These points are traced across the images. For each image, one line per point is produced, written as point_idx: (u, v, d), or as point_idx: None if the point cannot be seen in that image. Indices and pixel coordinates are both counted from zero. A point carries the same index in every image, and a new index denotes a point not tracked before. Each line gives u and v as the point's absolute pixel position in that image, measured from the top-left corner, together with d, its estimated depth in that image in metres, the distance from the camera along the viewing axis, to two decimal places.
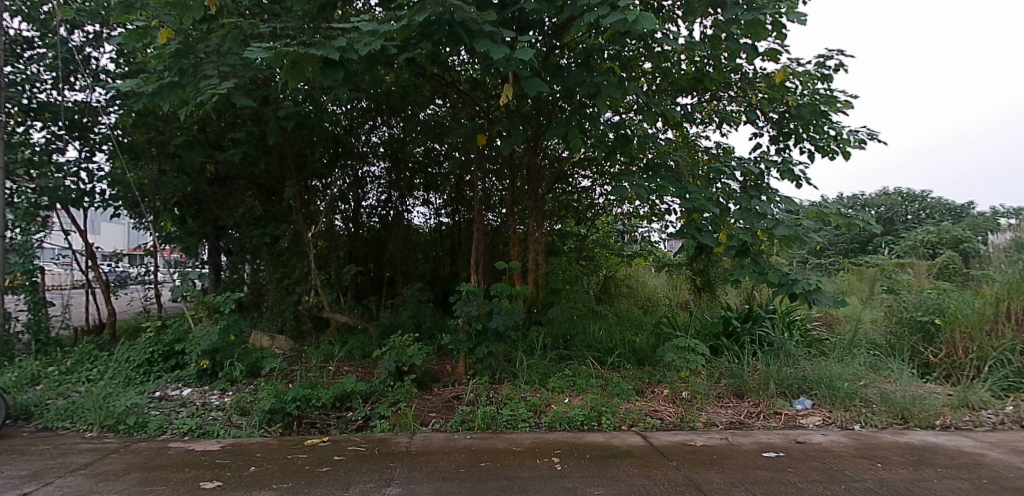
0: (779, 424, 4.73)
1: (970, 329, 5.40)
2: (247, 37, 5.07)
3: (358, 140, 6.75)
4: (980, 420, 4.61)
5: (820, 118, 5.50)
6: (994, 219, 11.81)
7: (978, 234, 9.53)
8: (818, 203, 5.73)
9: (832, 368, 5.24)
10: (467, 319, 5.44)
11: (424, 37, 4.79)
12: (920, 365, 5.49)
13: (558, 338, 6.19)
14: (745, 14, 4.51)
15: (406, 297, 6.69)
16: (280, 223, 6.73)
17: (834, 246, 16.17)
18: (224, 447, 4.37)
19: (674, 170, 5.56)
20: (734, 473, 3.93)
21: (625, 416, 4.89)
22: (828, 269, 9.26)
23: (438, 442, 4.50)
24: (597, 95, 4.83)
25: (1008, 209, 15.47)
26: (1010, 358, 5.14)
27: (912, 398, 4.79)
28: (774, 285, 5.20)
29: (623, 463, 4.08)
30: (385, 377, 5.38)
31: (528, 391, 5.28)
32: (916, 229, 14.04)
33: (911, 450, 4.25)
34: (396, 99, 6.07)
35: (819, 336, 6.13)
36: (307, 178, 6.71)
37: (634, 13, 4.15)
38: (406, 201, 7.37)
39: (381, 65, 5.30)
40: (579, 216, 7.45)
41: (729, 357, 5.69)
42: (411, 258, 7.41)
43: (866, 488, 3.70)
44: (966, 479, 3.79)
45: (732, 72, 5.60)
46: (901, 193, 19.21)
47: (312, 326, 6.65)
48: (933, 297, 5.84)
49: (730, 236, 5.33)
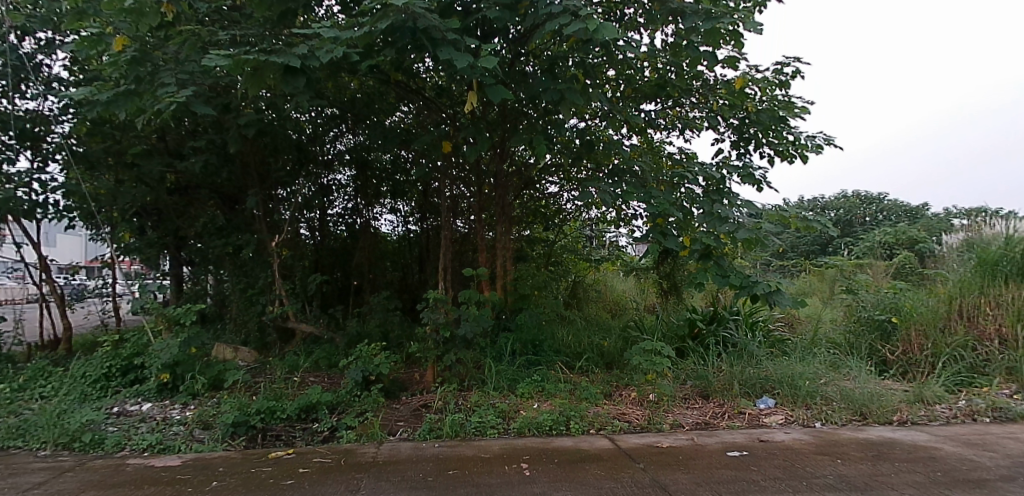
0: (743, 423, 4.80)
1: (924, 327, 5.56)
2: (207, 45, 5.02)
3: (323, 147, 6.60)
4: (935, 414, 4.76)
5: (779, 124, 5.64)
6: (944, 220, 12.23)
7: (931, 236, 9.83)
8: (779, 206, 5.84)
9: (794, 368, 5.35)
10: (435, 327, 5.45)
11: (388, 45, 4.81)
12: (878, 362, 5.62)
13: (527, 344, 6.11)
14: (704, 23, 4.62)
15: (374, 306, 6.64)
16: (243, 233, 6.61)
17: (795, 248, 16.68)
18: (186, 462, 4.26)
19: (639, 176, 5.60)
20: (700, 474, 3.97)
21: (594, 419, 4.92)
22: (790, 271, 9.47)
23: (406, 451, 4.46)
24: (561, 102, 4.94)
25: (960, 211, 16.04)
26: (962, 353, 5.32)
27: (870, 394, 4.92)
28: (736, 288, 5.30)
29: (592, 467, 4.10)
30: (352, 387, 5.32)
31: (497, 398, 5.26)
32: (873, 231, 14.42)
33: (870, 446, 4.35)
34: (360, 106, 6.04)
35: (782, 336, 6.23)
36: (271, 187, 6.61)
37: (595, 22, 4.26)
38: (373, 209, 7.35)
39: (345, 72, 5.29)
40: (547, 222, 7.44)
41: (694, 359, 5.76)
42: (379, 266, 7.38)
43: (827, 484, 3.77)
44: (921, 472, 3.90)
45: (693, 79, 5.67)
46: (860, 196, 19.82)
47: (277, 337, 6.53)
48: (890, 295, 6.00)
49: (694, 239, 5.42)
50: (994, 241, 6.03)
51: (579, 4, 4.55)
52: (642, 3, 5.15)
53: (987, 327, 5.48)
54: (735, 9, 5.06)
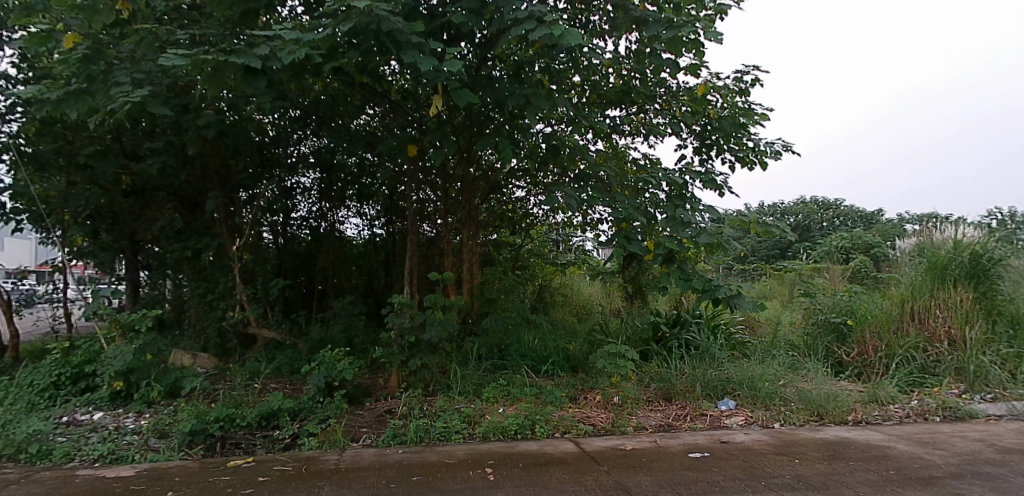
0: (705, 425, 4.88)
1: (878, 329, 5.73)
2: (164, 44, 4.90)
3: (286, 150, 6.50)
4: (889, 414, 4.90)
5: (740, 131, 5.77)
6: (896, 226, 12.69)
7: (885, 241, 10.17)
8: (740, 211, 5.93)
9: (754, 369, 5.46)
10: (400, 332, 5.40)
11: (351, 47, 4.78)
12: (834, 363, 5.77)
13: (493, 348, 6.10)
14: (666, 31, 4.71)
15: (338, 311, 6.55)
16: (202, 237, 6.45)
17: (756, 252, 17.22)
18: (139, 472, 4.13)
19: (604, 181, 5.65)
20: (661, 475, 4.01)
21: (558, 423, 4.93)
22: (751, 275, 9.68)
23: (369, 458, 4.40)
24: (526, 106, 4.95)
25: (912, 217, 16.64)
26: (914, 355, 5.49)
27: (826, 395, 5.04)
28: (698, 291, 5.37)
29: (556, 471, 4.10)
30: (314, 393, 5.24)
31: (462, 403, 5.24)
32: (829, 236, 14.85)
33: (826, 445, 4.46)
34: (325, 108, 5.96)
35: (742, 339, 6.32)
36: (232, 189, 6.47)
37: (560, 28, 4.30)
38: (338, 212, 7.25)
39: (308, 73, 5.23)
40: (514, 226, 7.35)
41: (658, 362, 5.82)
42: (344, 271, 7.28)
43: (784, 484, 3.84)
44: (875, 471, 4.01)
45: (657, 86, 5.73)
46: (819, 202, 20.47)
47: (238, 343, 6.39)
48: (845, 298, 6.16)
49: (657, 244, 5.55)
50: (943, 246, 6.14)
51: (544, 10, 4.58)
52: (607, 10, 5.20)
53: (936, 328, 5.64)
54: (697, 18, 5.17)
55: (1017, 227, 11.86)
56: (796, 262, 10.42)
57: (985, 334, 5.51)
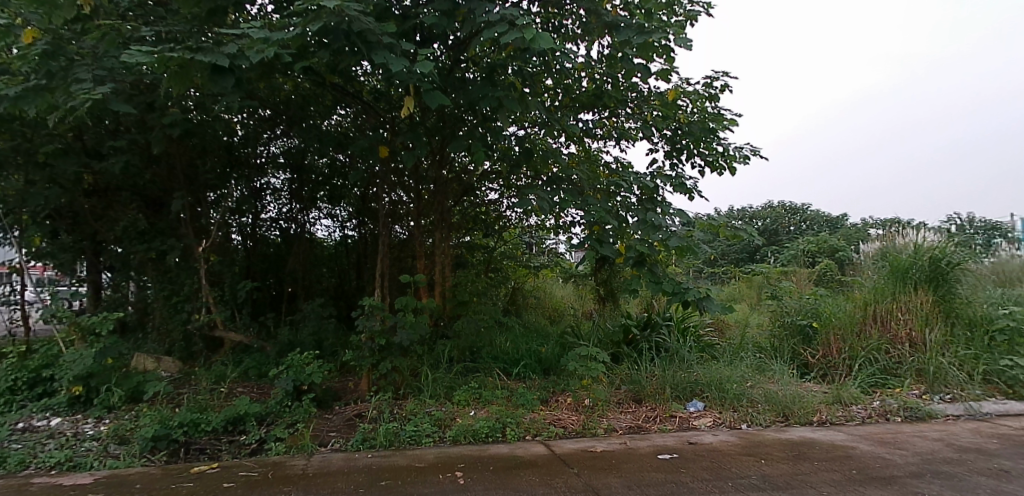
0: (674, 426, 4.93)
1: (842, 331, 5.85)
2: (128, 40, 4.79)
3: (255, 150, 6.41)
4: (852, 414, 5.00)
5: (709, 136, 5.88)
6: (859, 230, 13.03)
7: (849, 244, 10.42)
8: (710, 215, 6.01)
9: (722, 371, 5.53)
10: (370, 335, 5.35)
11: (322, 47, 4.72)
12: (800, 365, 5.87)
13: (464, 351, 6.06)
14: (636, 37, 4.75)
15: (308, 313, 6.46)
16: (167, 238, 6.31)
17: (725, 255, 17.60)
18: (98, 479, 4.02)
19: (576, 184, 5.68)
20: (631, 477, 4.03)
21: (529, 426, 4.93)
22: (720, 278, 9.83)
23: (337, 463, 4.35)
24: (498, 108, 4.94)
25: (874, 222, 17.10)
26: (876, 356, 5.62)
27: (792, 396, 5.13)
28: (668, 294, 5.42)
29: (527, 474, 4.09)
30: (282, 397, 5.15)
31: (433, 406, 5.21)
32: (795, 240, 15.17)
33: (791, 446, 4.53)
34: (295, 108, 5.88)
35: (711, 340, 6.40)
36: (199, 190, 6.34)
37: (531, 32, 4.32)
38: (309, 214, 7.18)
39: (278, 72, 5.16)
40: (487, 229, 7.33)
41: (629, 364, 5.86)
42: (314, 273, 7.19)
43: (750, 484, 3.90)
44: (838, 471, 4.09)
45: (628, 90, 5.77)
46: (787, 206, 20.96)
47: (204, 346, 6.27)
48: (811, 301, 6.29)
49: (628, 247, 5.55)
50: (905, 249, 6.30)
51: (515, 13, 4.59)
52: (579, 14, 5.23)
53: (898, 330, 5.77)
54: (667, 23, 5.24)
55: (973, 230, 12.30)
56: (764, 264, 10.61)
57: (944, 336, 5.66)
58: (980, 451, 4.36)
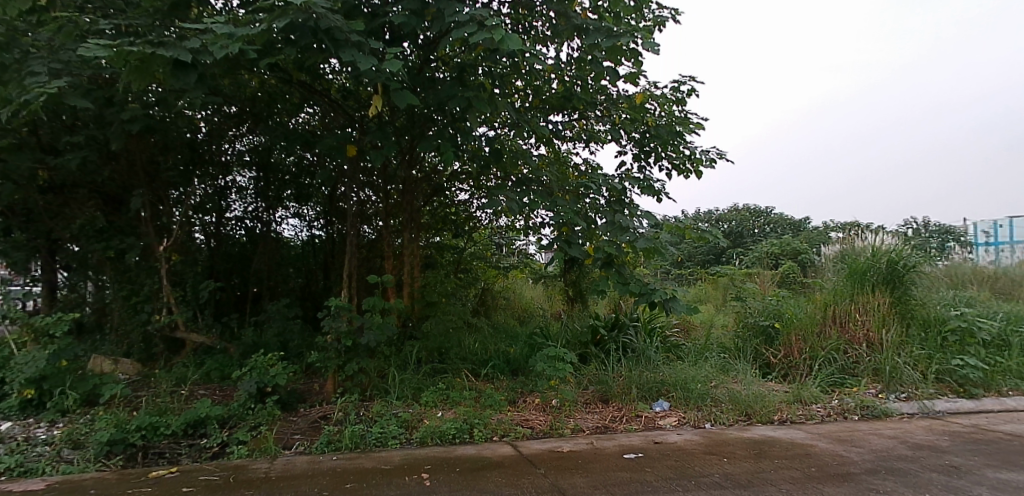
0: (640, 426, 4.98)
1: (803, 332, 5.98)
2: (86, 33, 4.66)
3: (220, 147, 6.29)
4: (811, 413, 5.12)
5: (677, 139, 6.00)
6: (819, 233, 13.36)
7: (811, 247, 10.68)
8: (676, 217, 6.10)
9: (687, 372, 5.61)
10: (336, 335, 5.29)
11: (288, 43, 4.66)
12: (763, 365, 5.99)
13: (432, 352, 6.03)
14: (605, 40, 4.80)
15: (273, 314, 6.35)
16: (127, 237, 6.15)
17: (691, 257, 17.99)
18: (49, 485, 3.89)
19: (546, 186, 5.71)
20: (596, 477, 4.06)
21: (497, 426, 4.93)
22: (686, 280, 9.98)
23: (301, 465, 4.29)
24: (468, 108, 4.93)
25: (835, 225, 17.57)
26: (835, 356, 5.75)
27: (754, 395, 5.22)
28: (635, 295, 5.48)
29: (493, 475, 4.09)
30: (245, 399, 5.05)
31: (400, 407, 5.17)
32: (759, 242, 15.48)
33: (753, 444, 4.62)
34: (261, 105, 5.80)
35: (677, 341, 6.48)
36: (160, 188, 6.20)
37: (500, 33, 4.31)
38: (275, 213, 7.06)
39: (243, 69, 5.07)
40: (457, 229, 7.32)
41: (596, 365, 5.90)
42: (281, 273, 7.08)
43: (713, 483, 3.96)
44: (798, 468, 4.18)
45: (598, 93, 5.80)
46: (752, 209, 21.46)
47: (164, 348, 6.12)
48: (773, 302, 6.42)
49: (597, 248, 5.58)
50: (863, 252, 6.46)
51: (485, 13, 4.58)
52: (548, 16, 5.26)
53: (857, 331, 5.92)
54: (636, 27, 5.30)
55: (926, 234, 12.76)
56: (729, 267, 10.83)
57: (900, 336, 5.83)
58: (933, 448, 4.51)
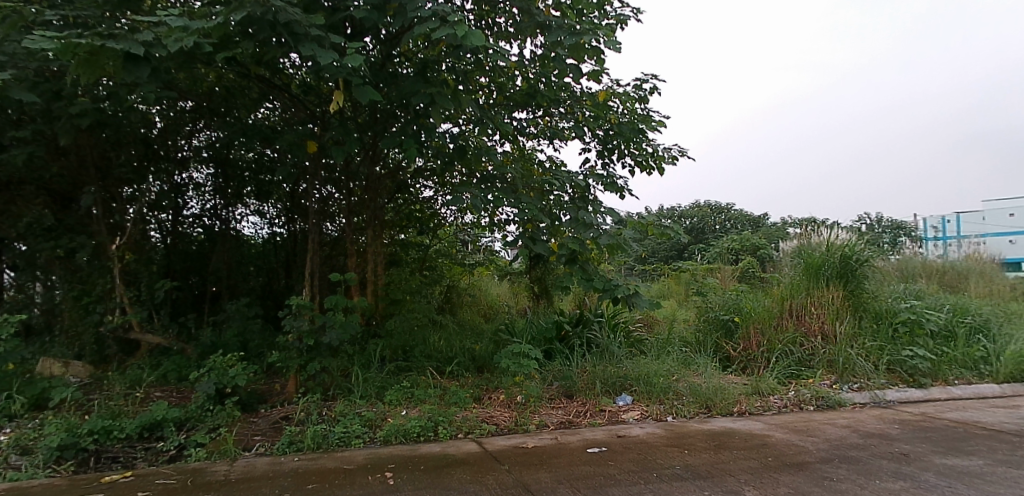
0: (603, 421, 5.03)
1: (760, 325, 6.14)
2: (32, 25, 4.48)
3: (176, 143, 6.14)
4: (768, 405, 5.25)
5: (639, 136, 6.09)
6: (776, 229, 13.83)
7: (769, 243, 11.01)
8: (639, 214, 6.18)
9: (649, 366, 5.70)
10: (298, 335, 5.21)
11: (246, 37, 4.55)
12: (722, 358, 6.13)
13: (397, 350, 6.00)
14: (567, 37, 4.85)
15: (233, 313, 6.23)
16: (78, 235, 5.96)
17: (653, 253, 18.42)
18: None
19: (510, 182, 5.72)
20: (560, 471, 4.09)
21: (461, 424, 4.93)
22: (649, 276, 10.18)
23: (262, 467, 4.21)
24: (431, 105, 4.89)
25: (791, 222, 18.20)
26: (792, 349, 5.91)
27: (714, 388, 5.33)
28: (598, 291, 5.55)
29: (457, 472, 4.08)
30: (203, 401, 4.94)
31: (363, 407, 5.12)
32: (720, 238, 15.92)
33: (712, 436, 4.71)
34: (218, 100, 5.66)
35: (640, 336, 6.59)
36: (113, 185, 6.01)
37: (462, 28, 4.29)
38: (234, 210, 6.92)
39: (199, 63, 4.94)
40: (422, 226, 7.28)
41: (561, 361, 5.95)
42: (240, 271, 6.94)
43: (674, 474, 4.03)
44: (755, 459, 4.28)
45: (561, 90, 5.84)
46: (712, 205, 22.07)
47: (118, 350, 5.95)
48: (733, 297, 6.55)
49: (561, 245, 5.62)
50: (818, 247, 6.66)
51: (447, 9, 4.58)
52: (511, 13, 5.25)
53: (812, 323, 6.09)
54: (597, 25, 5.35)
55: (878, 230, 13.31)
56: (691, 262, 11.03)
57: (852, 329, 6.03)
58: (883, 436, 4.66)
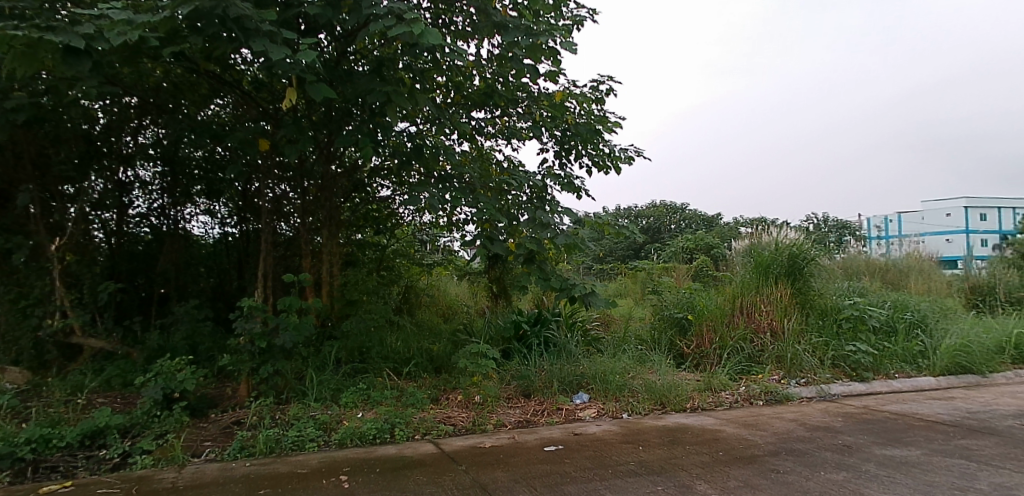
0: (560, 419, 5.07)
1: (713, 322, 6.29)
2: None
3: (120, 140, 5.94)
4: (720, 400, 5.39)
5: (596, 137, 6.17)
6: (727, 229, 14.30)
7: (721, 243, 11.36)
8: (595, 214, 6.26)
9: (606, 364, 5.78)
10: (250, 337, 5.09)
11: (194, 32, 4.41)
12: (677, 355, 6.27)
13: (353, 351, 5.93)
14: (524, 38, 4.86)
15: (183, 315, 6.05)
16: (15, 235, 5.71)
17: (611, 252, 18.76)
18: None
19: (468, 182, 5.70)
20: (517, 470, 4.11)
21: (418, 425, 4.90)
22: (606, 275, 10.36)
23: (212, 473, 4.10)
24: (387, 104, 4.81)
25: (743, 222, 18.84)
26: (742, 346, 6.07)
27: (668, 385, 5.44)
28: (556, 290, 5.60)
29: (414, 474, 4.06)
30: (149, 406, 4.77)
31: (318, 410, 5.04)
32: (674, 238, 16.36)
33: (666, 432, 4.81)
34: (165, 96, 5.49)
35: (597, 335, 6.69)
36: (53, 183, 5.76)
37: (418, 26, 4.23)
38: (183, 210, 6.74)
39: (145, 57, 4.77)
40: (379, 226, 7.22)
41: (518, 360, 5.99)
42: (190, 273, 6.75)
43: (628, 470, 4.09)
44: (707, 453, 4.38)
45: (518, 90, 5.85)
46: (669, 204, 22.61)
47: (59, 354, 5.72)
48: (687, 295, 6.70)
49: (519, 244, 5.66)
50: (767, 246, 6.86)
51: (403, 8, 4.52)
52: (468, 12, 5.23)
53: (761, 320, 6.27)
54: (554, 26, 5.38)
55: (824, 229, 13.89)
56: (647, 261, 11.28)
57: (800, 325, 6.24)
58: (828, 429, 4.83)
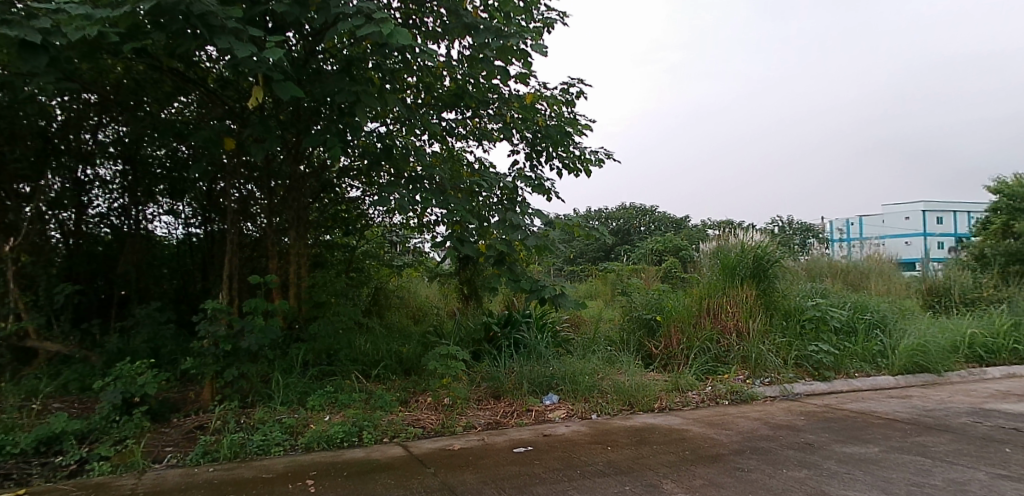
0: (530, 421, 5.09)
1: (680, 323, 6.39)
2: None
3: (78, 138, 5.78)
4: (687, 400, 5.48)
5: (566, 139, 6.21)
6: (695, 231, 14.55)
7: (690, 244, 11.55)
8: (566, 215, 6.30)
9: (575, 365, 5.82)
10: (214, 340, 5.00)
11: (157, 28, 4.30)
12: (645, 356, 6.35)
13: (321, 354, 5.86)
14: (495, 40, 4.86)
15: (144, 317, 5.90)
16: None
17: (582, 253, 18.95)
18: None
19: (439, 183, 5.65)
20: (486, 472, 4.11)
21: (387, 428, 4.87)
22: (576, 277, 10.45)
23: (173, 480, 4.01)
24: (356, 103, 4.75)
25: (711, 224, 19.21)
26: (708, 346, 6.18)
27: (636, 385, 5.50)
28: (526, 292, 5.61)
29: (382, 477, 4.03)
30: (108, 411, 4.64)
31: (284, 413, 4.97)
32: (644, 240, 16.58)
33: (634, 432, 4.86)
34: (126, 92, 5.35)
35: (567, 336, 6.75)
36: (7, 181, 5.57)
37: (388, 26, 4.19)
38: (145, 209, 6.58)
39: (105, 53, 4.64)
40: (349, 227, 7.15)
41: (489, 362, 6.00)
42: (152, 274, 6.60)
43: (596, 470, 4.13)
44: (673, 453, 4.44)
45: (489, 92, 5.85)
46: (640, 206, 22.91)
47: (13, 358, 5.53)
48: (656, 296, 6.79)
49: (489, 246, 5.66)
50: (733, 248, 6.99)
51: (372, 7, 4.47)
52: (439, 13, 5.20)
53: (727, 321, 6.38)
54: (525, 28, 5.39)
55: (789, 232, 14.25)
56: (617, 262, 11.40)
57: (764, 326, 6.37)
58: (790, 427, 4.94)
